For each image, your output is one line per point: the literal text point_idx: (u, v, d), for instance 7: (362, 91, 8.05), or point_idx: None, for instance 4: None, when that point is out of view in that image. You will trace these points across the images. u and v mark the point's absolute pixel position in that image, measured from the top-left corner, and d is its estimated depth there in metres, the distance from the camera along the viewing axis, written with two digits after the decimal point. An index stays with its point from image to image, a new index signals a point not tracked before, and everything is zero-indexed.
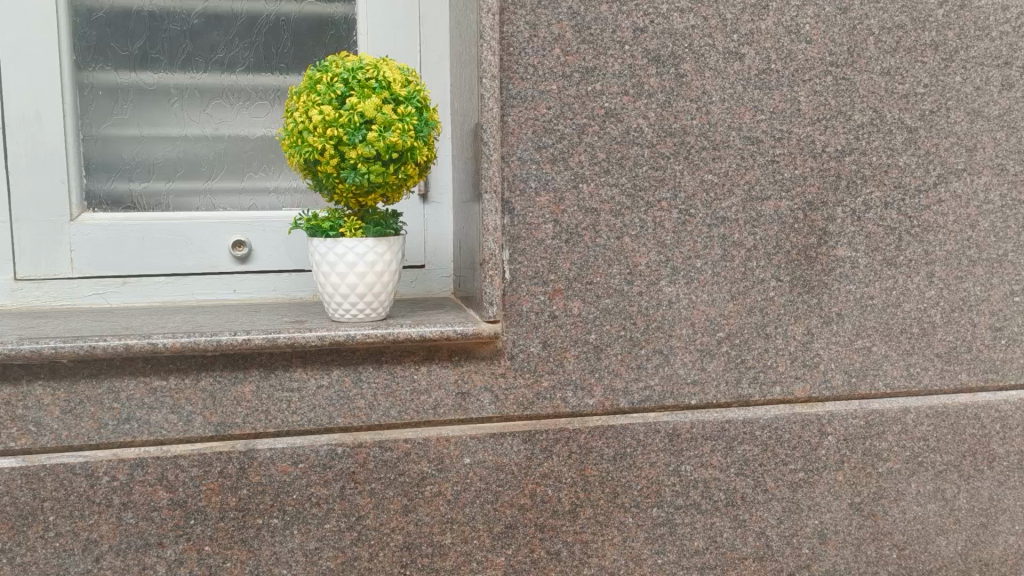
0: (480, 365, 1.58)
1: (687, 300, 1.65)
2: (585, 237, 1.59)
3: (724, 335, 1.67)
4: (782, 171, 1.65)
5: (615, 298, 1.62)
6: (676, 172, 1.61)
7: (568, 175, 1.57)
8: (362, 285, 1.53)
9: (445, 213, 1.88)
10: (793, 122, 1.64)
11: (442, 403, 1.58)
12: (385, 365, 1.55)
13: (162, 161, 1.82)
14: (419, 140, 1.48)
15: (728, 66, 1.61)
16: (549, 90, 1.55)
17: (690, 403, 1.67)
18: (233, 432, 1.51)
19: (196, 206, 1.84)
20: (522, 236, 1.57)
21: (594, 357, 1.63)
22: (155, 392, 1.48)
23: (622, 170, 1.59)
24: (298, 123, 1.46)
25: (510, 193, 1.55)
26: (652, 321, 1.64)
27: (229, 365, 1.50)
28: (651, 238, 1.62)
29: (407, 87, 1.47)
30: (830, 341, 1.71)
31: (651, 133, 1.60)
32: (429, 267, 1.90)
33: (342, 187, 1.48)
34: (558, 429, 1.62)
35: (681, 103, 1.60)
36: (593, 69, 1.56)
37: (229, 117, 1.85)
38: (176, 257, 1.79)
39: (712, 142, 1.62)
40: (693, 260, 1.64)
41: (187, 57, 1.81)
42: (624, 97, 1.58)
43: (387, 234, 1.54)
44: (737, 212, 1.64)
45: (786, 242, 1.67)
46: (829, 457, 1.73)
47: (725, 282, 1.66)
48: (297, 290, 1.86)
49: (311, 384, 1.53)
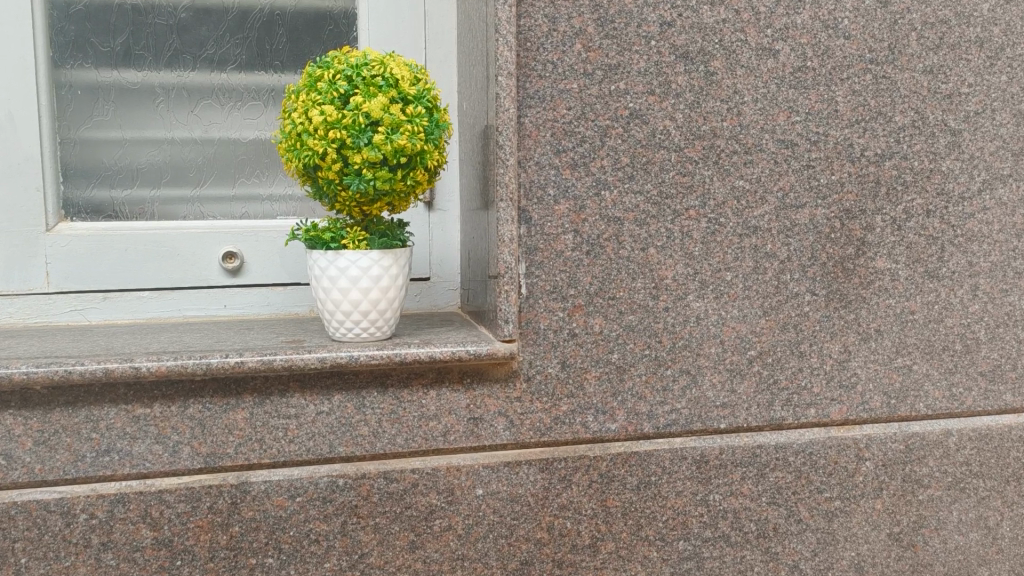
0: (495, 388, 1.46)
1: (717, 316, 1.53)
2: (608, 248, 1.47)
3: (756, 354, 1.54)
4: (819, 176, 1.53)
5: (640, 314, 1.50)
6: (705, 178, 1.49)
7: (590, 182, 1.45)
8: (365, 302, 1.40)
9: (451, 222, 1.76)
10: (830, 124, 1.53)
11: (452, 430, 1.45)
12: (390, 389, 1.42)
13: (147, 167, 1.68)
14: (430, 144, 1.35)
15: (761, 64, 1.49)
16: (569, 89, 1.43)
17: (719, 428, 1.55)
18: (223, 464, 1.38)
19: (183, 214, 1.71)
20: (541, 248, 1.45)
21: (617, 379, 1.50)
22: (138, 421, 1.34)
23: (648, 176, 1.47)
24: (296, 125, 1.33)
25: (527, 201, 1.43)
26: (678, 339, 1.51)
27: (221, 390, 1.36)
28: (677, 249, 1.50)
29: (417, 85, 1.35)
30: (869, 360, 1.59)
31: (679, 135, 1.48)
32: (434, 280, 1.77)
33: (345, 195, 1.35)
34: (578, 457, 1.50)
35: (710, 103, 1.48)
36: (616, 67, 1.44)
37: (220, 119, 1.71)
38: (162, 270, 1.65)
39: (744, 146, 1.50)
40: (724, 273, 1.52)
41: (174, 54, 1.67)
42: (650, 97, 1.46)
43: (393, 246, 1.41)
44: (770, 221, 1.52)
45: (822, 253, 1.55)
46: (866, 484, 1.61)
47: (756, 296, 1.53)
48: (294, 305, 1.72)
49: (310, 411, 1.40)
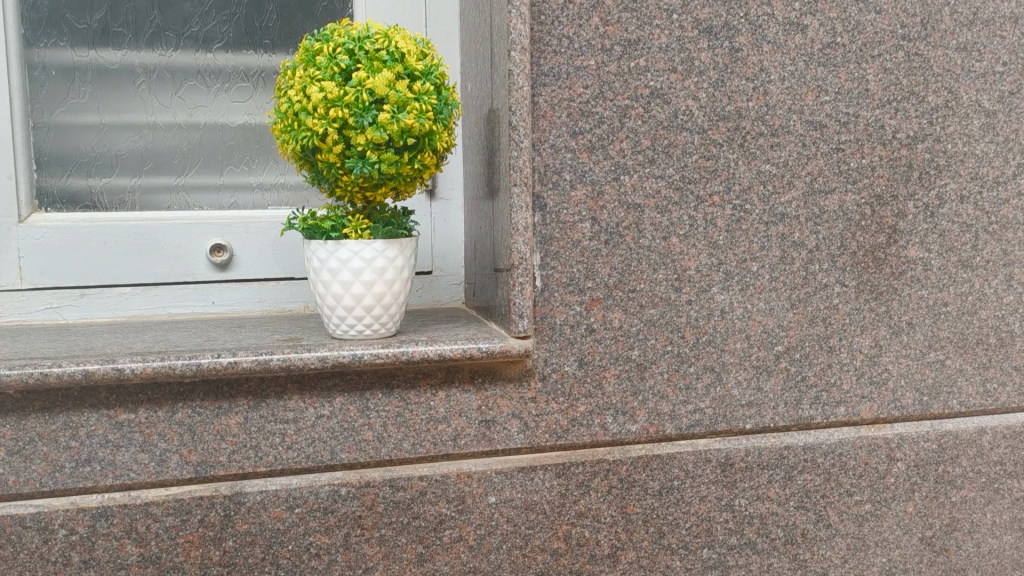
0: (508, 389, 1.36)
1: (742, 309, 1.43)
2: (627, 237, 1.38)
3: (783, 349, 1.45)
4: (848, 160, 1.44)
5: (661, 308, 1.40)
6: (730, 162, 1.40)
7: (608, 166, 1.35)
8: (369, 296, 1.29)
9: (454, 211, 1.65)
10: (860, 104, 1.44)
11: (463, 433, 1.35)
12: (396, 390, 1.32)
13: (127, 153, 1.57)
14: (439, 124, 1.25)
15: (789, 40, 1.40)
16: (586, 66, 1.33)
17: (745, 429, 1.45)
18: (216, 474, 1.27)
19: (167, 205, 1.59)
20: (556, 237, 1.35)
21: (637, 377, 1.40)
22: (121, 428, 1.23)
23: (669, 159, 1.38)
24: (293, 103, 1.22)
25: (541, 186, 1.33)
26: (702, 334, 1.42)
27: (212, 393, 1.25)
28: (701, 238, 1.40)
29: (424, 60, 1.24)
30: (900, 355, 1.50)
31: (702, 116, 1.38)
32: (437, 274, 1.67)
33: (347, 179, 1.25)
34: (597, 461, 1.40)
35: (735, 82, 1.39)
36: (636, 42, 1.34)
37: (205, 101, 1.60)
38: (145, 264, 1.54)
39: (770, 127, 1.41)
40: (749, 263, 1.43)
41: (155, 32, 1.56)
42: (672, 75, 1.37)
43: (399, 236, 1.31)
44: (798, 208, 1.43)
45: (852, 242, 1.46)
46: (898, 486, 1.52)
47: (784, 288, 1.44)
48: (287, 301, 1.61)
49: (309, 415, 1.29)
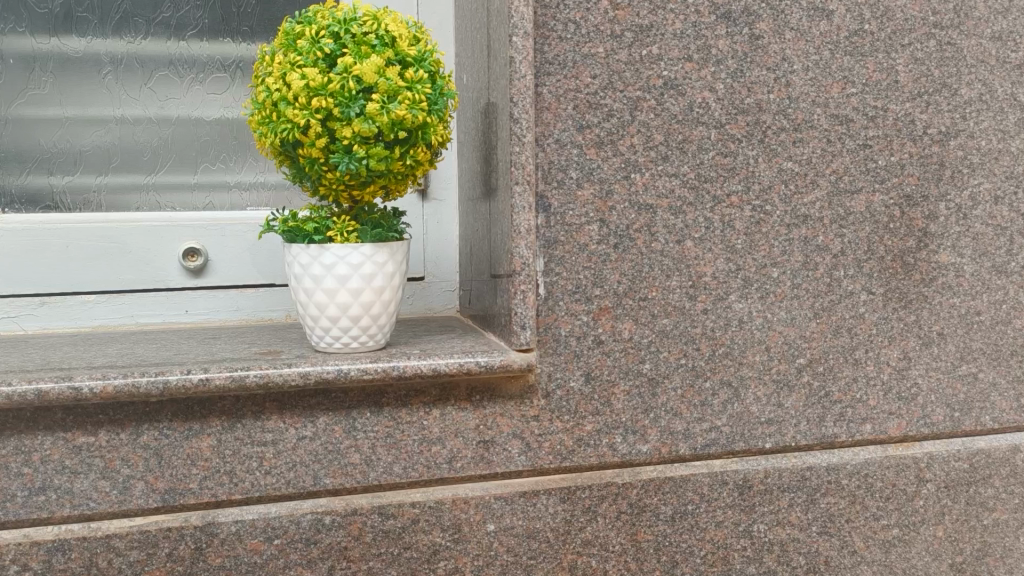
0: (508, 406, 1.24)
1: (762, 319, 1.32)
2: (638, 241, 1.26)
3: (806, 362, 1.34)
4: (876, 158, 1.33)
5: (674, 317, 1.29)
6: (749, 159, 1.29)
7: (618, 163, 1.24)
8: (356, 306, 1.17)
9: (448, 212, 1.54)
10: (889, 96, 1.33)
11: (459, 456, 1.23)
12: (385, 409, 1.20)
13: (92, 149, 1.45)
14: (434, 116, 1.13)
15: (813, 26, 1.29)
16: (594, 53, 1.22)
17: (765, 448, 1.34)
18: (185, 502, 1.14)
19: (136, 205, 1.47)
20: (561, 240, 1.23)
21: (649, 393, 1.29)
22: (79, 452, 1.11)
23: (684, 156, 1.27)
24: (271, 92, 1.10)
25: (545, 185, 1.22)
26: (718, 346, 1.31)
27: (181, 413, 1.13)
28: (718, 241, 1.29)
29: (417, 45, 1.13)
30: (930, 368, 1.39)
31: (719, 109, 1.27)
32: (429, 280, 1.55)
33: (331, 176, 1.13)
34: (605, 485, 1.28)
35: (755, 72, 1.28)
36: (648, 28, 1.23)
37: (178, 93, 1.48)
38: (112, 270, 1.42)
39: (793, 122, 1.30)
40: (770, 269, 1.31)
41: (123, 17, 1.44)
42: (687, 64, 1.25)
43: (388, 239, 1.19)
44: (822, 209, 1.32)
45: (880, 246, 1.35)
46: (927, 510, 1.41)
47: (807, 296, 1.33)
48: (267, 309, 1.49)
49: (290, 436, 1.17)
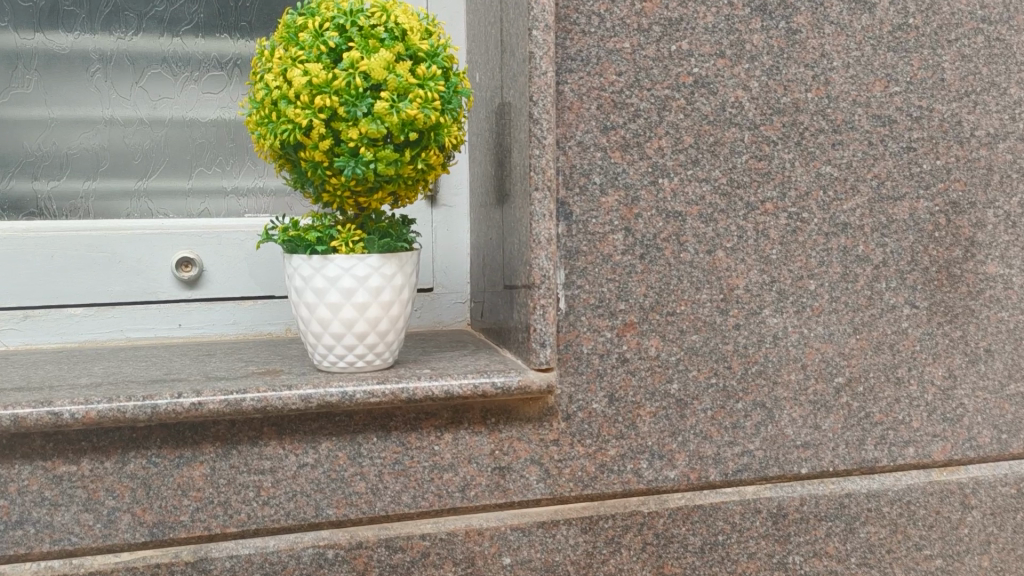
0: (526, 430, 1.15)
1: (798, 335, 1.22)
2: (666, 251, 1.17)
3: (845, 382, 1.24)
4: (920, 161, 1.24)
5: (705, 334, 1.20)
6: (785, 163, 1.20)
7: (644, 167, 1.15)
8: (362, 322, 1.08)
9: (458, 219, 1.45)
10: (934, 96, 1.24)
11: (473, 483, 1.14)
12: (393, 433, 1.11)
13: (80, 152, 1.36)
14: (447, 116, 1.04)
15: (854, 20, 1.20)
16: (620, 49, 1.13)
17: (801, 474, 1.24)
18: (176, 536, 1.05)
19: (127, 211, 1.38)
20: (583, 250, 1.14)
21: (677, 416, 1.19)
22: (60, 483, 1.02)
23: (715, 160, 1.18)
24: (271, 90, 1.01)
25: (566, 191, 1.13)
26: (751, 364, 1.21)
27: (172, 439, 1.04)
28: (751, 251, 1.20)
29: (429, 39, 1.04)
30: (976, 388, 1.30)
31: (753, 110, 1.18)
32: (438, 291, 1.46)
33: (336, 182, 1.04)
34: (629, 514, 1.18)
35: (792, 69, 1.19)
36: (678, 21, 1.14)
37: (171, 93, 1.39)
38: (100, 282, 1.33)
39: (832, 123, 1.21)
40: (807, 281, 1.22)
41: (113, 12, 1.35)
42: (719, 61, 1.16)
43: (397, 249, 1.10)
44: (862, 217, 1.23)
45: (924, 256, 1.26)
46: (973, 539, 1.31)
47: (846, 310, 1.23)
48: (265, 323, 1.40)
49: (290, 464, 1.08)
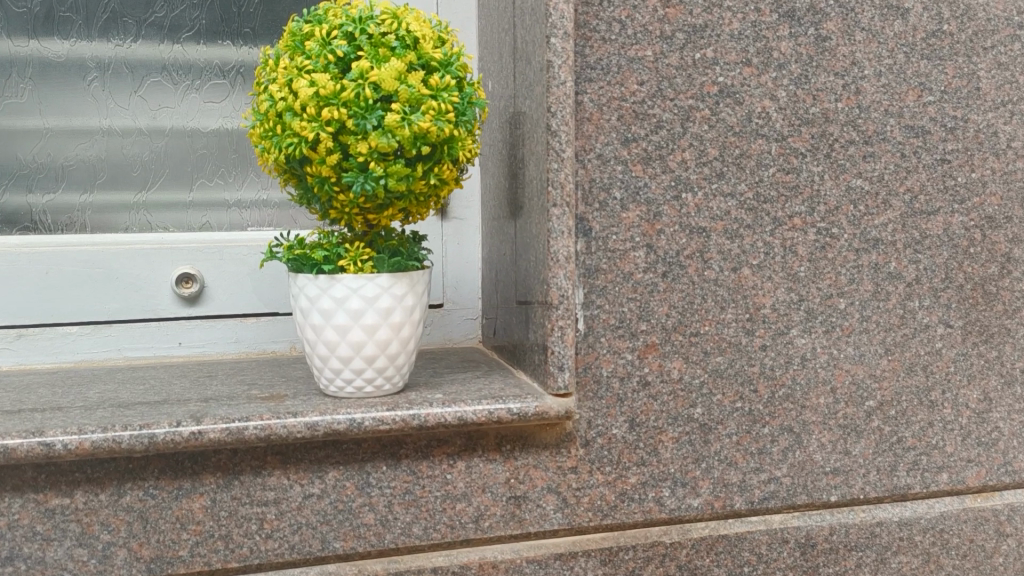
0: (542, 457, 1.09)
1: (828, 356, 1.17)
2: (689, 269, 1.12)
3: (876, 405, 1.19)
4: (955, 174, 1.19)
5: (730, 355, 1.14)
6: (814, 176, 1.14)
7: (667, 181, 1.10)
8: (371, 345, 1.02)
9: (470, 233, 1.39)
10: (969, 106, 1.19)
11: (487, 514, 1.08)
12: (403, 462, 1.05)
13: (76, 164, 1.31)
14: (461, 128, 0.99)
15: (887, 27, 1.15)
16: (642, 57, 1.07)
17: (830, 502, 1.18)
18: (174, 572, 1.00)
19: (125, 225, 1.33)
20: (603, 268, 1.09)
21: (700, 441, 1.14)
22: (52, 516, 0.97)
23: (741, 173, 1.12)
24: (275, 102, 0.96)
25: (585, 206, 1.07)
26: (779, 387, 1.16)
27: (170, 470, 0.99)
28: (778, 269, 1.14)
29: (442, 47, 0.98)
30: (1012, 410, 1.25)
31: (781, 120, 1.13)
32: (448, 307, 1.40)
33: (344, 198, 0.98)
34: (651, 545, 1.13)
35: (822, 78, 1.13)
36: (702, 28, 1.09)
37: (171, 102, 1.33)
38: (97, 298, 1.28)
39: (863, 134, 1.15)
40: (836, 299, 1.16)
41: (111, 18, 1.30)
42: (746, 69, 1.11)
43: (408, 268, 1.04)
44: (894, 232, 1.17)
45: (959, 273, 1.21)
46: (1007, 567, 1.26)
47: (877, 329, 1.18)
48: (269, 341, 1.35)
49: (295, 495, 1.02)
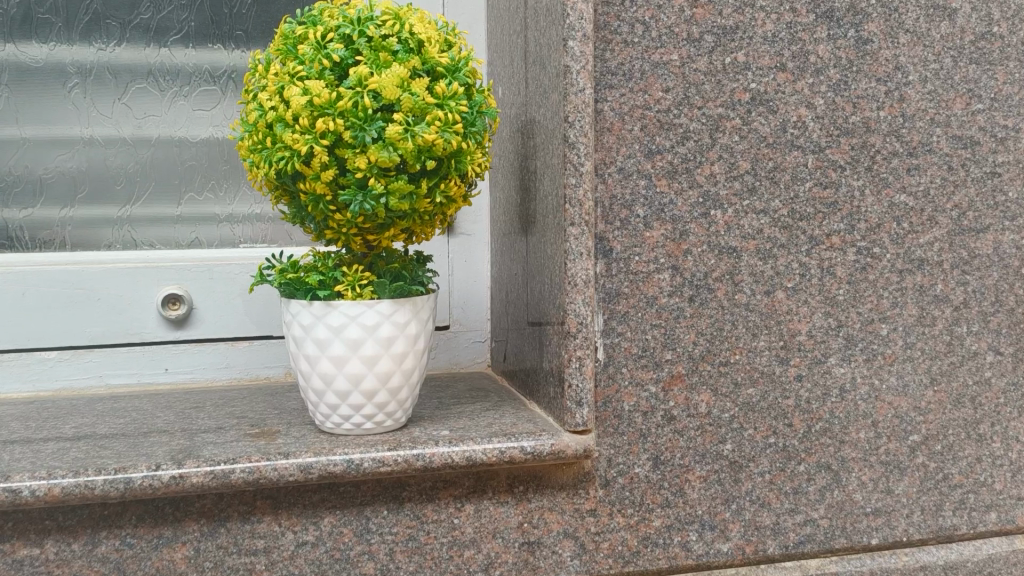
0: (558, 500, 1.00)
1: (868, 387, 1.07)
2: (719, 292, 1.02)
3: (920, 440, 1.09)
4: (1005, 189, 1.10)
5: (762, 387, 1.05)
6: (854, 191, 1.05)
7: (695, 198, 1.00)
8: (371, 378, 0.93)
9: (478, 249, 1.30)
10: (1021, 114, 1.10)
11: (497, 562, 0.98)
12: (406, 506, 0.96)
13: (55, 177, 1.22)
14: (470, 140, 0.89)
15: (933, 28, 1.05)
16: (667, 62, 0.98)
17: (870, 545, 1.08)
18: None
19: (108, 242, 1.24)
20: (624, 292, 0.99)
21: (730, 480, 1.04)
22: (20, 568, 0.88)
23: (775, 188, 1.03)
24: (265, 111, 0.86)
25: (605, 225, 0.98)
26: (816, 420, 1.06)
27: (150, 516, 0.90)
28: (815, 292, 1.05)
29: (449, 52, 0.89)
30: None
31: (819, 131, 1.03)
32: (454, 329, 1.31)
33: (341, 218, 0.89)
34: None
35: (863, 84, 1.04)
36: (733, 30, 1.00)
37: (158, 110, 1.24)
38: (77, 321, 1.19)
39: (907, 145, 1.06)
40: (878, 325, 1.07)
41: (93, 20, 1.21)
42: (780, 74, 1.02)
43: (412, 293, 0.95)
44: (940, 251, 1.08)
45: (1009, 296, 1.11)
46: None
47: (922, 357, 1.08)
48: (262, 367, 1.25)
49: (286, 543, 0.93)
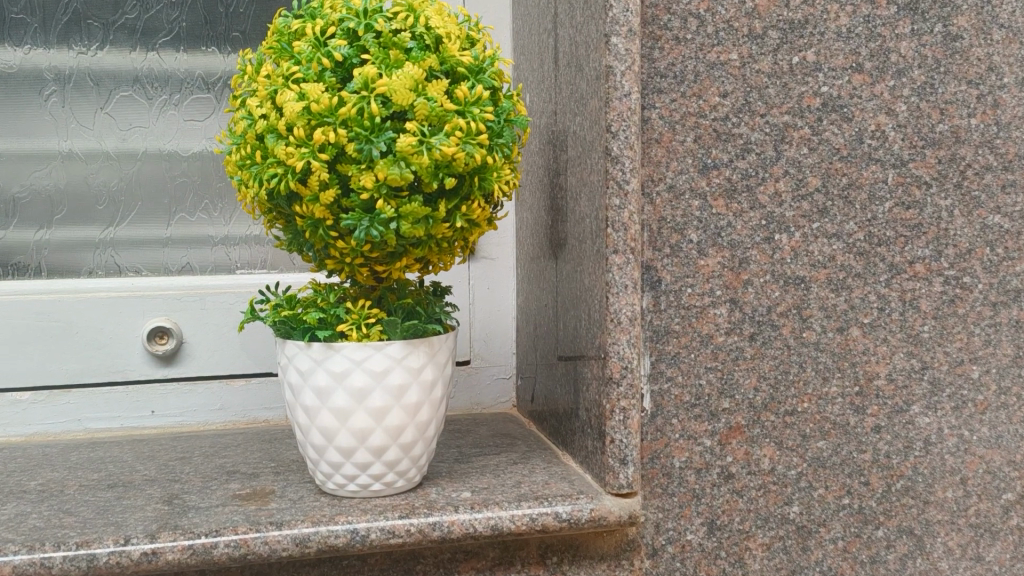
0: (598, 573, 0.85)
1: (957, 438, 0.92)
2: (784, 329, 0.88)
3: (1015, 499, 0.94)
4: None
5: (834, 440, 0.90)
6: (940, 211, 0.90)
7: (757, 220, 0.86)
8: (380, 433, 0.79)
9: (501, 276, 1.16)
10: None
11: None
12: None
13: (30, 196, 1.09)
14: (496, 153, 0.76)
15: None
16: (726, 62, 0.84)
17: None
18: None
19: (89, 268, 1.11)
20: (675, 331, 0.85)
21: (797, 549, 0.89)
22: None
23: (850, 208, 0.88)
24: (255, 120, 0.73)
25: (652, 252, 0.84)
26: (895, 477, 0.91)
27: None
28: (895, 328, 0.90)
29: (472, 49, 0.76)
30: None
31: (900, 142, 0.89)
32: (475, 365, 1.17)
33: (343, 245, 0.75)
34: None
35: (952, 87, 0.90)
36: (802, 25, 0.86)
37: (145, 120, 1.11)
38: (53, 358, 1.06)
39: (1000, 158, 0.92)
40: (968, 367, 0.92)
41: (73, 20, 1.09)
42: (856, 76, 0.87)
43: (427, 333, 0.81)
44: None
45: None
46: None
47: (1018, 404, 0.93)
48: (259, 408, 1.12)
49: None
